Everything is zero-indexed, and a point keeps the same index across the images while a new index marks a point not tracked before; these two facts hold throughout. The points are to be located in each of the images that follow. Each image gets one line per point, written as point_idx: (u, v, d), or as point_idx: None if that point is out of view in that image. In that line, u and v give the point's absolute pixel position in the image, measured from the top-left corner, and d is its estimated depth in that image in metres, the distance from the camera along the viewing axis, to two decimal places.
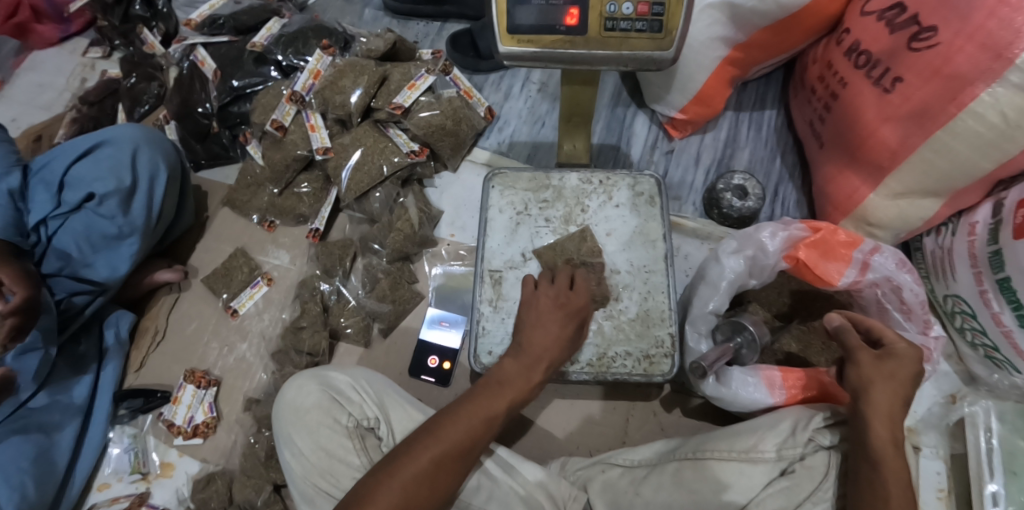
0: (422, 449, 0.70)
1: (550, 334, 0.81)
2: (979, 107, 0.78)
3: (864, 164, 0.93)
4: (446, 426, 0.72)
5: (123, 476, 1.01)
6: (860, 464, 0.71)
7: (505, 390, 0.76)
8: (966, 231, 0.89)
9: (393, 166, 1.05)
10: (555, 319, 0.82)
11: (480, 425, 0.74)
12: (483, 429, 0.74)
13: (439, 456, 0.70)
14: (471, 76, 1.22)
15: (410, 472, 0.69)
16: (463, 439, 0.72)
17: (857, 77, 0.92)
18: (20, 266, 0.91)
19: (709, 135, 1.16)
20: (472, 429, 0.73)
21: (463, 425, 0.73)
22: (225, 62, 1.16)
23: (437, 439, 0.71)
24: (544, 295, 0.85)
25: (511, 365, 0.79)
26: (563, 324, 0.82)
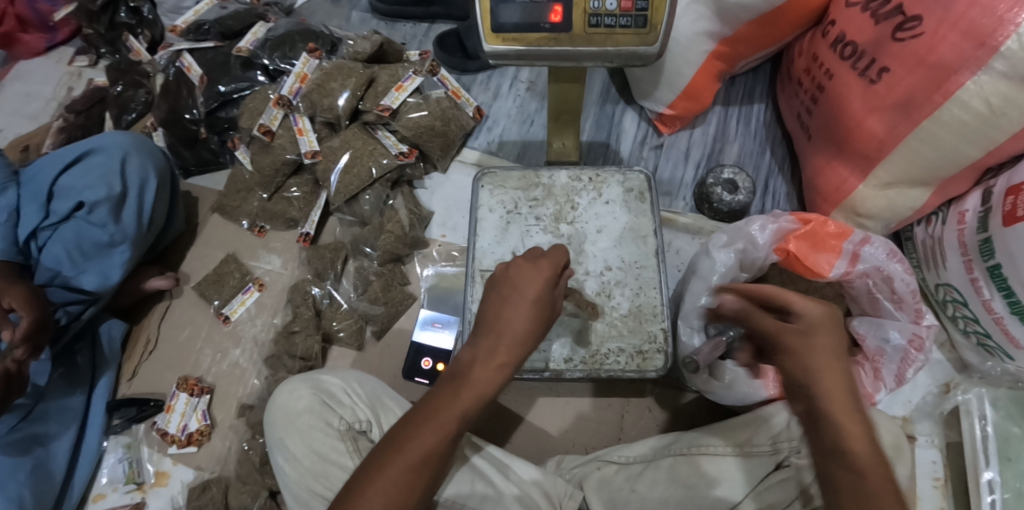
0: (379, 470, 0.66)
1: (523, 313, 0.67)
2: (964, 95, 0.78)
3: (852, 155, 0.93)
4: (402, 442, 0.67)
5: (118, 486, 1.01)
6: (829, 465, 0.58)
7: (460, 390, 0.67)
8: (956, 219, 0.89)
9: (383, 168, 1.05)
10: (528, 298, 0.68)
11: (437, 434, 0.66)
12: (442, 436, 0.66)
13: (406, 467, 0.66)
14: (460, 76, 1.22)
15: (378, 490, 0.65)
16: (422, 449, 0.66)
17: (843, 68, 0.92)
18: (24, 286, 0.91)
19: (698, 130, 1.16)
20: (428, 439, 0.66)
21: (418, 437, 0.66)
22: (214, 68, 1.14)
23: (392, 458, 0.66)
24: (516, 277, 0.69)
25: (474, 351, 0.68)
26: (537, 302, 0.68)
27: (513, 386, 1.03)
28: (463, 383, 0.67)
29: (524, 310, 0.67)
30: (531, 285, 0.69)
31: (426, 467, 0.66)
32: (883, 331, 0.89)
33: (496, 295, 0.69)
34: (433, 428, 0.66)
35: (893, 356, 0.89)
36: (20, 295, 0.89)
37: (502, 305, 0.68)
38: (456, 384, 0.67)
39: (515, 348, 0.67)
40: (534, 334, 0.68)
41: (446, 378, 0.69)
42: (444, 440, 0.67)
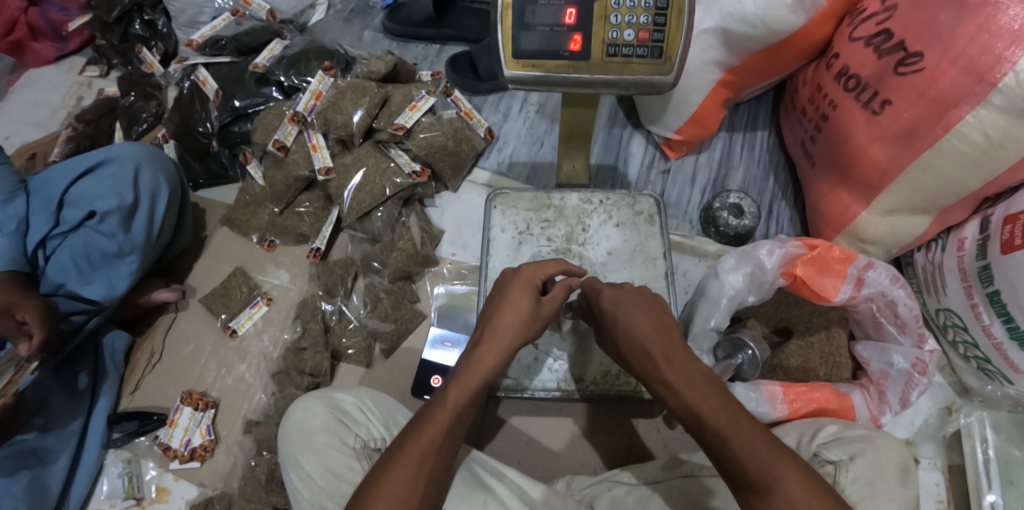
0: (386, 476, 0.66)
1: (514, 318, 0.73)
2: (964, 127, 0.81)
3: (855, 183, 0.96)
4: (403, 447, 0.67)
5: (116, 501, 0.99)
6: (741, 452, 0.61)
7: (454, 387, 0.70)
8: (956, 246, 0.92)
9: (396, 187, 1.07)
10: (518, 304, 0.74)
11: (437, 431, 0.68)
12: (441, 434, 0.68)
13: (420, 458, 0.66)
14: (471, 97, 1.24)
15: (394, 484, 0.65)
16: (423, 448, 0.67)
17: (847, 99, 0.95)
18: (39, 301, 0.91)
19: (703, 155, 1.19)
20: (428, 439, 0.67)
21: (419, 438, 0.67)
22: (227, 83, 1.16)
23: (397, 460, 0.66)
24: (510, 285, 0.75)
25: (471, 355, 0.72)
26: (525, 307, 0.74)
27: (521, 405, 1.03)
28: (458, 382, 0.70)
29: (514, 315, 0.73)
30: (522, 296, 0.74)
31: (426, 470, 0.66)
32: (887, 356, 0.92)
33: (487, 306, 0.76)
34: (433, 430, 0.68)
35: (897, 379, 0.91)
36: (34, 308, 0.89)
37: (493, 311, 0.74)
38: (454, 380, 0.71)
39: (507, 354, 0.73)
40: (525, 339, 0.74)
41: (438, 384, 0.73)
42: (443, 438, 0.68)
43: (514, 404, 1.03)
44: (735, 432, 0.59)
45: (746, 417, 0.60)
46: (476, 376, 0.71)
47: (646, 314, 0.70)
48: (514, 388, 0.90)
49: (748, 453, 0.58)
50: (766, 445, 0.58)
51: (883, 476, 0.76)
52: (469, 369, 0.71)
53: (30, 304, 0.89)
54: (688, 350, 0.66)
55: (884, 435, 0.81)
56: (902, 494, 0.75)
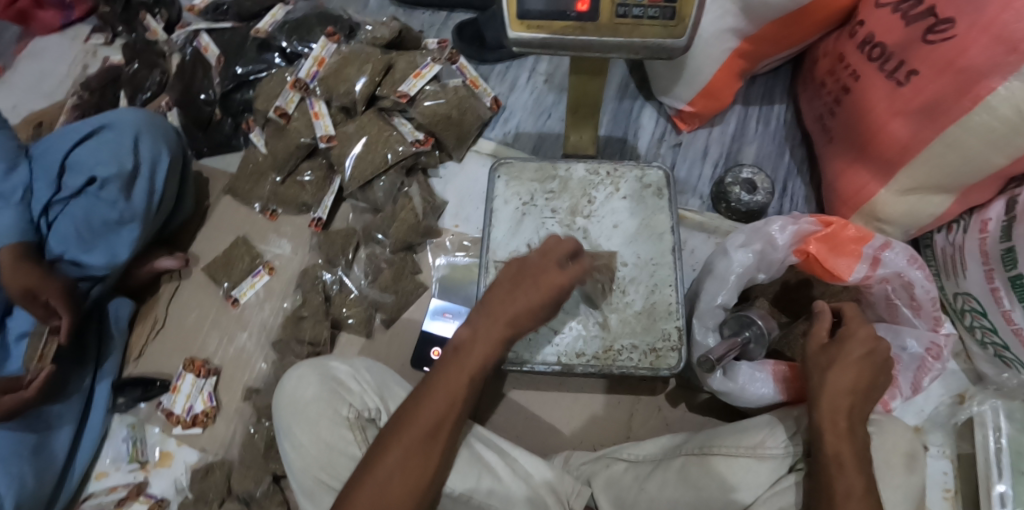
0: (391, 444, 0.68)
1: (526, 299, 0.70)
2: (993, 101, 0.76)
3: (874, 159, 0.92)
4: (412, 418, 0.69)
5: (121, 465, 1.01)
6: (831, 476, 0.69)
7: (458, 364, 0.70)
8: (978, 228, 0.87)
9: (398, 155, 1.04)
10: (533, 286, 0.71)
11: (445, 402, 0.69)
12: (450, 405, 0.69)
13: (426, 432, 0.69)
14: (477, 66, 1.21)
15: (399, 453, 0.68)
16: (430, 421, 0.69)
17: (870, 70, 0.90)
18: (62, 281, 0.94)
19: (716, 129, 1.15)
20: (438, 411, 0.69)
21: (428, 409, 0.69)
22: (229, 48, 1.15)
23: (403, 433, 0.68)
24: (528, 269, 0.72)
25: (473, 333, 0.71)
26: (540, 290, 0.71)
27: (522, 379, 1.01)
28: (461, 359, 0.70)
29: (530, 294, 0.71)
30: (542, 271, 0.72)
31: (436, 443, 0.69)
32: (900, 339, 0.88)
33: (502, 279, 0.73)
34: (441, 405, 0.69)
35: (909, 363, 0.88)
36: (57, 291, 0.92)
37: (507, 289, 0.72)
38: (457, 357, 0.70)
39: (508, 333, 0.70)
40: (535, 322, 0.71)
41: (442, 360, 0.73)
42: (450, 412, 0.69)
43: (513, 377, 1.01)
44: (842, 476, 0.69)
45: (855, 472, 0.69)
46: (480, 356, 0.70)
47: (857, 372, 0.75)
48: (513, 362, 0.87)
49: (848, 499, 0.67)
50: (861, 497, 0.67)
51: (889, 463, 0.74)
52: (476, 344, 0.70)
53: (52, 286, 0.92)
54: (856, 408, 0.73)
55: (894, 420, 0.78)
56: (908, 483, 0.73)
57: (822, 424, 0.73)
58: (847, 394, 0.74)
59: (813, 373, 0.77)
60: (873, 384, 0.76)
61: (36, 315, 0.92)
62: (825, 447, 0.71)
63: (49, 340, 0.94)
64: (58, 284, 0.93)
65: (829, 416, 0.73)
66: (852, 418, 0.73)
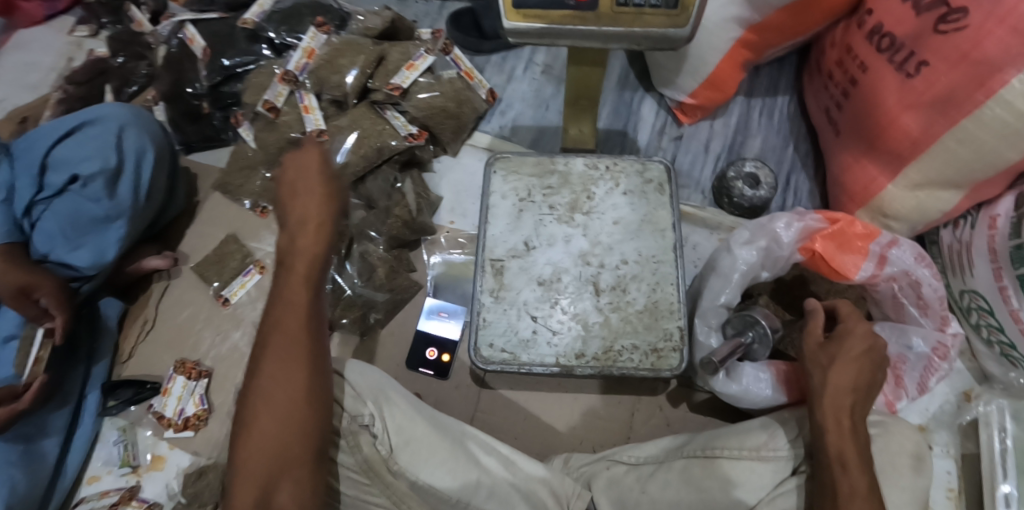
0: (256, 391, 0.68)
1: (311, 200, 0.72)
2: (1008, 94, 0.74)
3: (883, 153, 0.89)
4: (258, 384, 0.68)
5: (113, 468, 0.99)
6: (835, 473, 0.68)
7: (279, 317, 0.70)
8: (987, 224, 0.86)
9: (392, 150, 1.01)
10: (310, 192, 0.73)
11: (289, 332, 0.69)
12: (301, 327, 0.69)
13: (279, 360, 0.68)
14: (473, 57, 1.17)
15: (265, 397, 0.68)
16: (280, 349, 0.69)
17: (879, 61, 0.87)
18: (56, 280, 0.92)
19: (719, 121, 1.12)
20: (282, 335, 0.69)
21: (270, 341, 0.69)
22: (216, 40, 1.11)
23: (259, 380, 0.68)
24: (291, 177, 0.73)
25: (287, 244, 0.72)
26: (320, 189, 0.73)
27: (519, 379, 0.98)
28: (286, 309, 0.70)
29: (307, 197, 0.72)
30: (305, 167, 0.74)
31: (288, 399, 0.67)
32: (905, 338, 0.86)
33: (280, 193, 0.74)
34: (279, 364, 0.68)
35: (916, 363, 0.86)
36: (51, 290, 0.91)
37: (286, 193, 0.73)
38: (285, 270, 0.71)
39: (323, 227, 0.72)
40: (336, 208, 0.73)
41: (268, 313, 0.71)
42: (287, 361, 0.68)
43: (510, 377, 0.98)
44: (845, 476, 0.67)
45: (855, 466, 0.68)
46: (298, 298, 0.70)
47: (854, 371, 0.74)
48: (510, 363, 0.84)
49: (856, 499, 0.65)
50: (864, 496, 0.65)
51: (895, 464, 0.73)
52: (296, 256, 0.71)
53: (46, 284, 0.91)
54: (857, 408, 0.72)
55: (900, 421, 0.76)
56: (915, 485, 0.72)
57: (826, 425, 0.71)
58: (850, 392, 0.73)
59: (815, 372, 0.75)
60: (873, 382, 0.75)
61: (29, 315, 0.90)
62: (828, 447, 0.70)
63: (44, 343, 0.92)
64: (52, 282, 0.92)
65: (833, 416, 0.71)
66: (855, 418, 0.71)
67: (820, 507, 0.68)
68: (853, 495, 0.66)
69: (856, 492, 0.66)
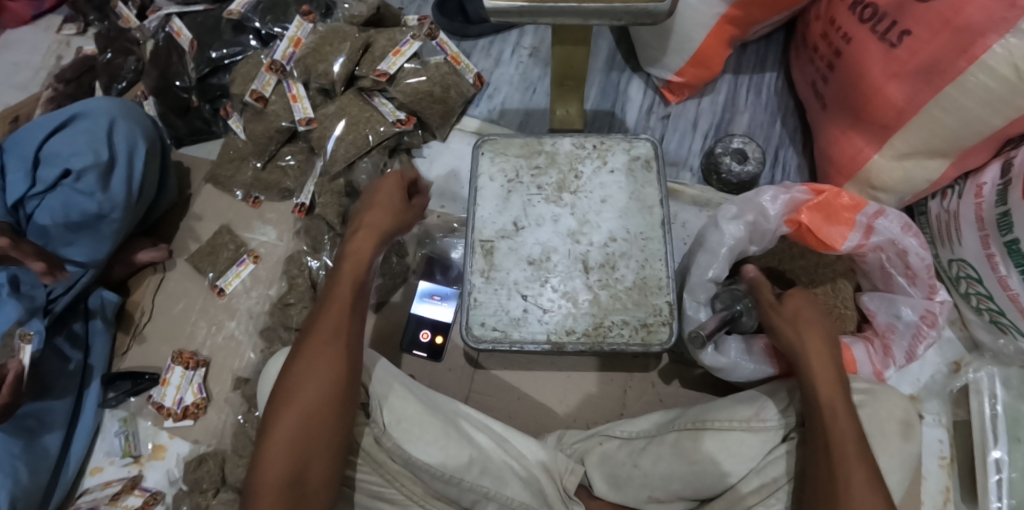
0: (291, 385, 0.70)
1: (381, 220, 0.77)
2: (991, 60, 0.74)
3: (869, 125, 0.89)
4: (293, 376, 0.70)
5: (115, 459, 1.00)
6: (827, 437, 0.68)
7: (335, 295, 0.74)
8: (974, 193, 0.85)
9: (380, 135, 1.02)
10: (375, 221, 0.77)
11: (335, 328, 0.72)
12: (342, 327, 0.73)
13: (322, 349, 0.71)
14: (460, 42, 1.18)
15: (301, 392, 0.69)
16: (324, 341, 0.72)
17: (862, 31, 0.86)
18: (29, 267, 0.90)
19: (706, 99, 1.12)
20: (327, 329, 0.72)
21: (316, 334, 0.72)
22: (202, 32, 1.12)
23: (297, 376, 0.70)
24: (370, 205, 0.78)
25: (348, 258, 0.76)
26: (386, 219, 0.77)
27: (513, 359, 0.99)
28: (339, 301, 0.74)
29: (378, 217, 0.77)
30: (380, 207, 0.78)
31: (330, 385, 0.70)
32: (895, 307, 0.87)
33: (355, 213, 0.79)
34: (315, 356, 0.71)
35: (904, 332, 0.86)
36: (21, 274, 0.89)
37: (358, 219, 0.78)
38: (343, 275, 0.75)
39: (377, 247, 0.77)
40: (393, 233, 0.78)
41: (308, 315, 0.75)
42: (335, 343, 0.72)
43: (504, 358, 0.99)
44: (839, 441, 0.68)
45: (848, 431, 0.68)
46: (344, 301, 0.74)
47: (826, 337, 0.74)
48: (501, 342, 0.85)
49: (848, 466, 0.66)
50: (858, 461, 0.66)
51: (884, 432, 0.73)
52: (351, 261, 0.76)
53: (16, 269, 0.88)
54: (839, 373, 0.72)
55: (888, 388, 0.76)
56: (903, 450, 0.72)
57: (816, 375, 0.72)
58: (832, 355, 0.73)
59: (784, 328, 0.75)
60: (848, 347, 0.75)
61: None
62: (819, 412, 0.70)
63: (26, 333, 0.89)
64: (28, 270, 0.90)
65: (820, 359, 0.72)
66: (835, 366, 0.73)
67: (812, 472, 0.68)
68: (844, 462, 0.66)
69: (847, 457, 0.66)
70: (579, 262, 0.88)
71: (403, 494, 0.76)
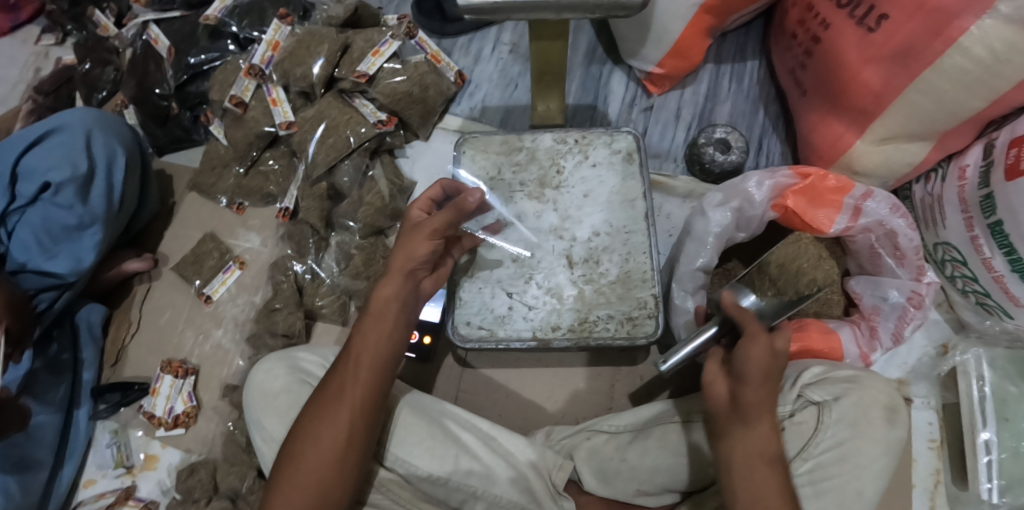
0: (307, 431, 0.67)
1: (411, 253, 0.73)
2: (966, 41, 0.73)
3: (848, 110, 0.89)
4: (311, 424, 0.67)
5: (107, 471, 0.99)
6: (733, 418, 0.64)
7: (369, 334, 0.71)
8: (957, 175, 0.85)
9: (360, 137, 1.01)
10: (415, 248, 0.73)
11: (363, 372, 0.69)
12: (371, 371, 0.69)
13: (344, 396, 0.68)
14: (440, 41, 1.17)
15: (316, 441, 0.66)
16: (346, 386, 0.68)
17: (839, 17, 0.85)
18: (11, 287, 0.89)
19: (688, 90, 1.11)
20: (352, 372, 0.69)
21: (339, 376, 0.69)
22: (179, 39, 1.12)
23: (315, 424, 0.67)
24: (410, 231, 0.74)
25: (383, 292, 0.72)
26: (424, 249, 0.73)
27: (500, 357, 0.99)
28: (352, 360, 0.70)
29: (411, 250, 0.73)
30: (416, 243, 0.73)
31: (349, 434, 0.67)
32: (882, 290, 0.87)
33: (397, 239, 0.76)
34: (334, 402, 0.68)
35: (890, 313, 0.86)
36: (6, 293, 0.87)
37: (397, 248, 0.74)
38: (377, 311, 0.72)
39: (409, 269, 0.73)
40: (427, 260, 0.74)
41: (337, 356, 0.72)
42: (359, 390, 0.68)
43: (491, 356, 0.99)
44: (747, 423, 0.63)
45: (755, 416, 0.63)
46: (373, 341, 0.70)
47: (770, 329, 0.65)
48: (487, 340, 0.85)
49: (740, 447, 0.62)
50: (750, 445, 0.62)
51: (869, 417, 0.71)
52: (387, 289, 0.72)
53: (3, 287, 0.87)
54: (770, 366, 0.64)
55: (872, 375, 0.75)
56: (889, 436, 0.71)
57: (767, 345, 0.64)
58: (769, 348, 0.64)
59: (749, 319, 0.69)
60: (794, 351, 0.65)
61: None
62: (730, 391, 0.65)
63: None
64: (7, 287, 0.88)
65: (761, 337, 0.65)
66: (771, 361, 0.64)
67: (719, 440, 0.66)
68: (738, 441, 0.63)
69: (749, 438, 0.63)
70: (562, 257, 0.88)
71: (390, 498, 0.77)
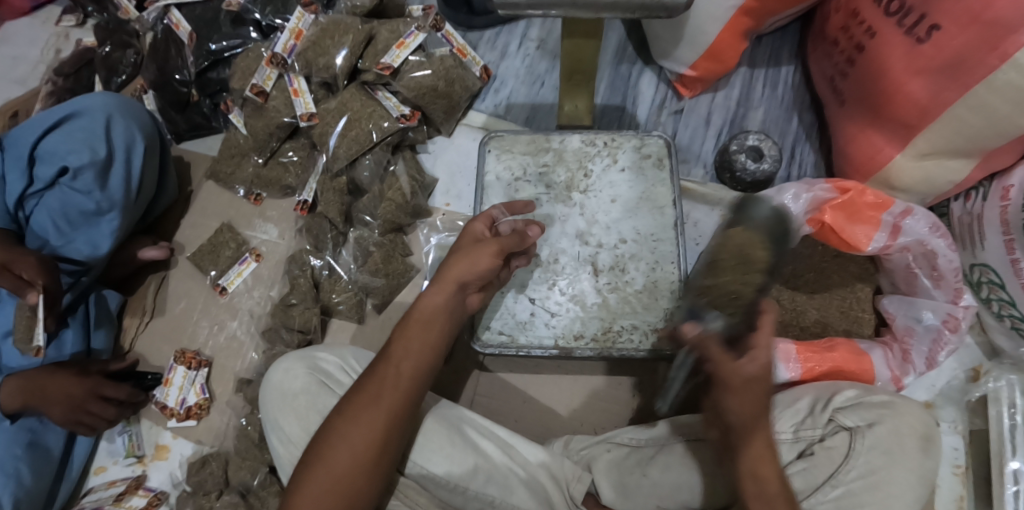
0: (335, 432, 0.66)
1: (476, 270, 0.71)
2: (1022, 58, 0.69)
3: (890, 122, 0.86)
4: (341, 427, 0.66)
5: (118, 459, 0.99)
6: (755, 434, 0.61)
7: (409, 341, 0.70)
8: (999, 196, 0.82)
9: (383, 131, 0.99)
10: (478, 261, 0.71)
11: (400, 379, 0.68)
12: (408, 379, 0.68)
13: (378, 402, 0.66)
14: (465, 33, 1.15)
15: (345, 444, 0.65)
16: (381, 392, 0.67)
17: (886, 25, 0.82)
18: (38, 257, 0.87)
19: (720, 94, 1.08)
20: (389, 378, 0.67)
21: (376, 380, 0.68)
22: (202, 24, 1.09)
23: (346, 426, 0.65)
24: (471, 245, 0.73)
25: (432, 301, 0.71)
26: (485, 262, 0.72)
27: (518, 362, 0.97)
28: (391, 366, 0.68)
29: (471, 263, 0.71)
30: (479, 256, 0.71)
31: (378, 440, 0.65)
32: (916, 311, 0.85)
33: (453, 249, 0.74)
34: (367, 407, 0.66)
35: (924, 336, 0.84)
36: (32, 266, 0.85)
37: (453, 257, 0.73)
38: (422, 318, 0.70)
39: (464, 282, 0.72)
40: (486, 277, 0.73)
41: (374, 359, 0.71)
42: (394, 397, 0.67)
43: (509, 360, 0.97)
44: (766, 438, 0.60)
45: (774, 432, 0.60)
46: (414, 348, 0.69)
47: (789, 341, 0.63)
48: (508, 346, 0.83)
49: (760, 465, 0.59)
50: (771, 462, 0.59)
51: (902, 444, 0.69)
52: (437, 297, 0.71)
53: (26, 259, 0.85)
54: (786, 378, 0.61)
55: (907, 400, 0.73)
56: (922, 466, 0.69)
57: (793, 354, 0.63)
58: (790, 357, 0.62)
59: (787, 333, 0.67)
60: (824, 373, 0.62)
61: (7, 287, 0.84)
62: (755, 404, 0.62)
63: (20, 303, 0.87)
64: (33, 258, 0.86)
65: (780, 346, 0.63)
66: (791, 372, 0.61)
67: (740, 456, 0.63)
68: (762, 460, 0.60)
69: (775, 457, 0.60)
70: (589, 263, 0.86)
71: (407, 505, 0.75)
